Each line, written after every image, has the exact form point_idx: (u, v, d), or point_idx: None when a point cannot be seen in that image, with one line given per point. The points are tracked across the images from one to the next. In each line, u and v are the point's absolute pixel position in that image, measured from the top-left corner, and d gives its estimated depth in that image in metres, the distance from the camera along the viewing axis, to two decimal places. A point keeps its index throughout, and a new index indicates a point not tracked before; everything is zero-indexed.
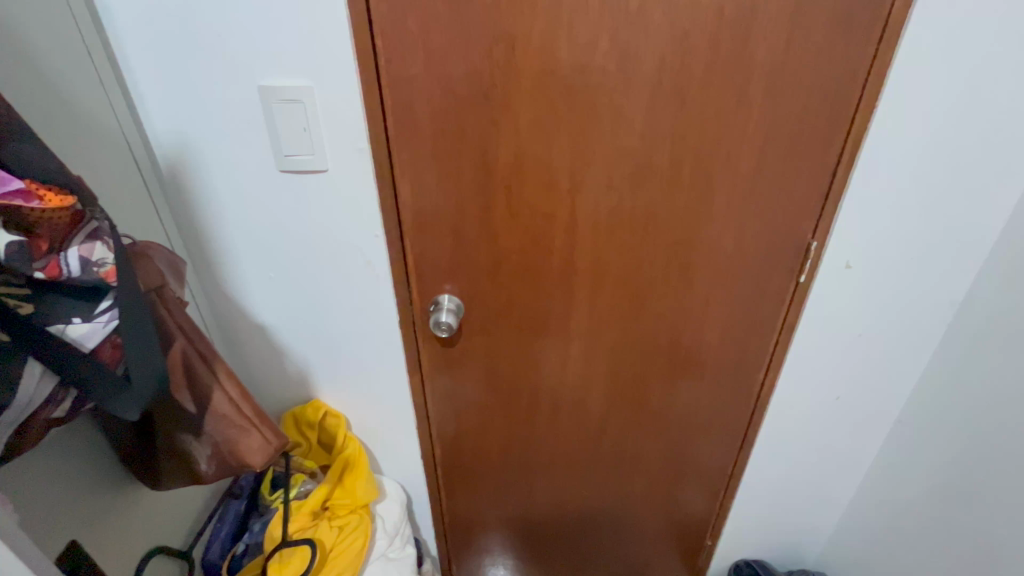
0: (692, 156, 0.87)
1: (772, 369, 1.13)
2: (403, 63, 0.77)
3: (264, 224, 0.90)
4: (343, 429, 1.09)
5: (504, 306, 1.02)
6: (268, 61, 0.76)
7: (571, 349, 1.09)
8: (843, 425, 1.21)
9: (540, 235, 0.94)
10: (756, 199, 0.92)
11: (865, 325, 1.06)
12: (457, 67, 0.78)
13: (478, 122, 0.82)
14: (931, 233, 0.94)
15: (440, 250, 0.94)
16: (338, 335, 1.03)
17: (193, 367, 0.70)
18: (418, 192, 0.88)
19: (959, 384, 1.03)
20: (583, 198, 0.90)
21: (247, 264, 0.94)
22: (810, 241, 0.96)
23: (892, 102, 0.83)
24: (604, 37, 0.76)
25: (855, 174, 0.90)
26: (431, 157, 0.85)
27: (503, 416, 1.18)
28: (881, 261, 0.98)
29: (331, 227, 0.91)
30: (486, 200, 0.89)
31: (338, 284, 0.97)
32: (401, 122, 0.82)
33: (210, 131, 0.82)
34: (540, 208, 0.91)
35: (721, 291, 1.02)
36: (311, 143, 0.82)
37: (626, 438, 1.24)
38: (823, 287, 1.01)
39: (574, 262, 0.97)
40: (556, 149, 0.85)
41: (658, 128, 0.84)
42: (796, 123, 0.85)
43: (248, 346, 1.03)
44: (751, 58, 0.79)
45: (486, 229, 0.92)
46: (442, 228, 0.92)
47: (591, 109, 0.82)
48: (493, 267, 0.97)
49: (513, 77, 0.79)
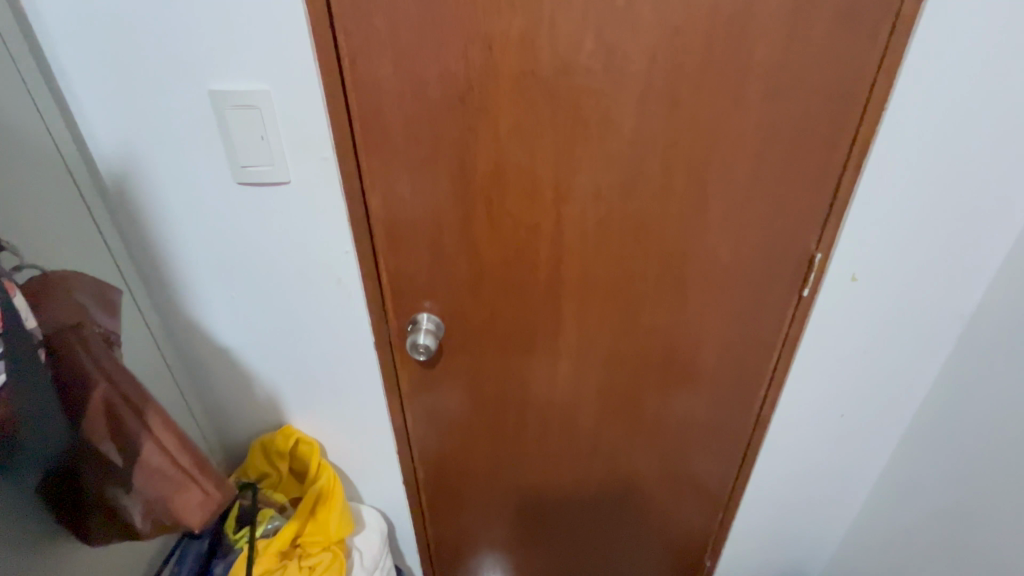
0: (686, 165, 0.80)
1: (774, 387, 1.06)
2: (370, 65, 0.70)
3: (223, 241, 0.83)
4: (317, 457, 1.02)
5: (485, 324, 0.94)
6: (220, 64, 0.69)
7: (560, 367, 1.01)
8: (847, 442, 1.15)
9: (523, 247, 0.85)
10: (757, 207, 0.84)
11: (870, 340, 0.99)
12: (429, 69, 0.71)
13: (454, 129, 0.75)
14: (941, 243, 0.88)
15: (417, 266, 0.87)
16: (309, 357, 0.95)
17: (120, 416, 0.64)
18: (391, 205, 0.81)
19: (967, 403, 0.97)
20: (570, 211, 0.83)
21: (207, 283, 0.87)
22: (814, 252, 0.89)
23: (902, 104, 0.77)
24: (589, 36, 0.69)
25: (863, 181, 0.83)
26: (404, 167, 0.78)
27: (490, 437, 1.10)
28: (887, 272, 0.91)
29: (296, 244, 0.83)
30: (464, 214, 0.82)
31: (307, 305, 0.90)
32: (370, 129, 0.75)
33: (160, 141, 0.75)
34: (522, 222, 0.83)
35: (719, 302, 0.93)
36: (271, 152, 0.75)
37: (619, 459, 1.17)
38: (827, 300, 0.94)
39: (564, 280, 0.90)
40: (539, 157, 0.77)
41: (651, 133, 0.77)
42: (799, 127, 0.78)
43: (210, 370, 0.95)
44: (750, 58, 0.72)
45: (466, 244, 0.85)
46: (418, 243, 0.85)
47: (577, 112, 0.74)
48: (473, 282, 0.89)
49: (490, 79, 0.72)
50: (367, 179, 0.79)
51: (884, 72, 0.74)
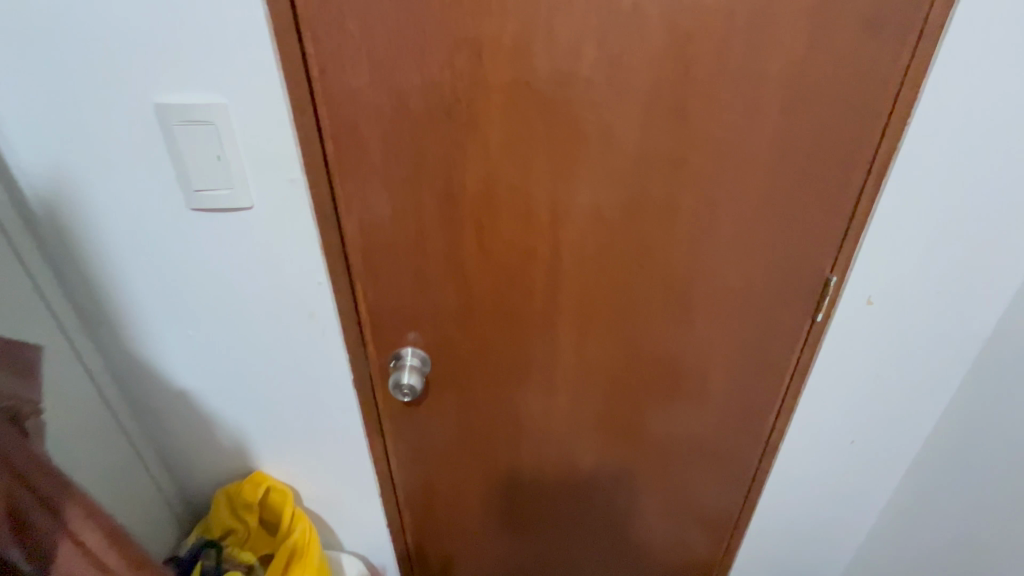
0: (693, 186, 0.73)
1: (784, 414, 0.99)
2: (341, 75, 0.62)
3: (177, 273, 0.73)
4: (291, 506, 0.92)
5: (478, 357, 0.86)
6: (166, 74, 0.60)
7: (557, 398, 0.94)
8: (855, 472, 1.08)
9: (517, 276, 0.77)
10: (768, 230, 0.78)
11: (884, 364, 0.93)
12: (409, 80, 0.62)
13: (439, 147, 0.66)
14: (961, 262, 0.82)
15: (399, 297, 0.78)
16: (279, 397, 0.86)
17: (28, 515, 0.52)
18: (369, 231, 0.72)
19: (982, 433, 0.91)
20: (568, 234, 0.75)
21: (158, 319, 0.77)
22: (829, 275, 0.83)
23: (926, 119, 0.71)
24: (590, 42, 0.62)
25: (881, 200, 0.77)
26: (383, 189, 0.69)
27: (482, 473, 1.02)
28: (904, 293, 0.86)
29: (261, 276, 0.74)
30: (451, 240, 0.73)
31: (274, 342, 0.80)
32: (343, 147, 0.66)
33: (99, 162, 0.65)
34: (516, 249, 0.75)
35: (726, 332, 0.88)
36: (229, 175, 0.66)
37: (620, 492, 1.09)
38: (841, 324, 0.89)
39: (560, 309, 0.82)
40: (535, 177, 0.69)
41: (657, 150, 0.69)
42: (816, 143, 0.72)
43: (168, 412, 0.85)
44: (765, 68, 0.66)
45: (453, 274, 0.76)
46: (399, 273, 0.76)
47: (576, 127, 0.67)
48: (462, 313, 0.80)
49: (479, 92, 0.63)
50: (342, 202, 0.70)
51: (907, 84, 0.68)
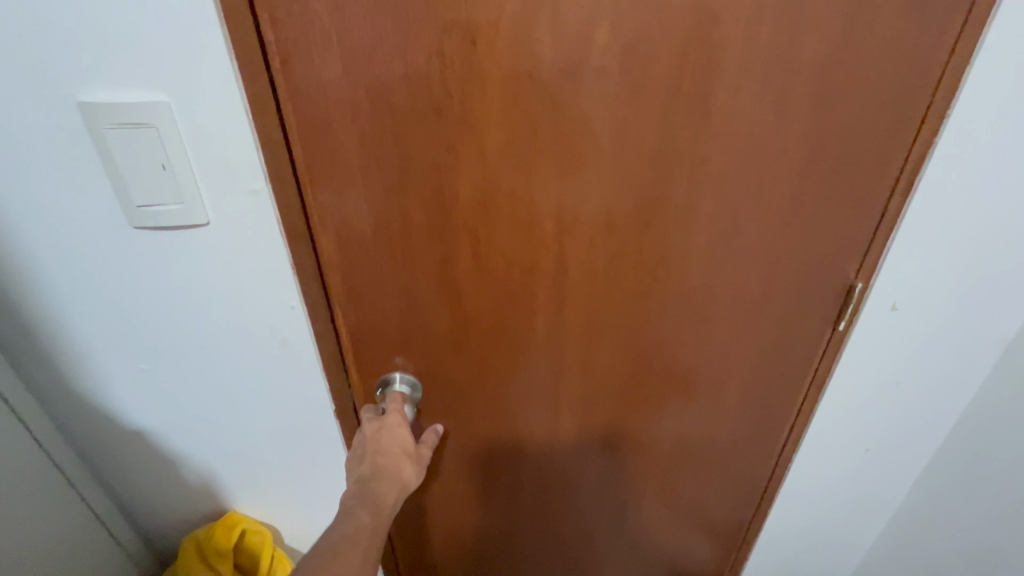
0: (711, 187, 0.65)
1: (799, 426, 0.89)
2: (308, 67, 0.51)
3: (123, 299, 0.63)
4: (269, 549, 0.83)
5: (474, 382, 0.77)
6: (91, 66, 0.49)
7: (562, 423, 0.84)
8: (865, 494, 0.98)
9: (517, 292, 0.69)
10: (790, 236, 0.70)
11: (901, 372, 0.83)
12: (390, 72, 0.52)
13: (425, 150, 0.57)
14: (988, 261, 0.72)
15: (383, 319, 0.69)
16: (250, 432, 0.76)
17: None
18: (347, 248, 0.62)
19: (985, 463, 0.82)
20: (574, 244, 0.66)
21: (104, 351, 0.67)
22: (853, 281, 0.75)
23: (968, 111, 0.63)
24: (602, 26, 0.53)
25: (914, 201, 0.69)
26: (360, 199, 0.59)
27: (478, 499, 0.93)
28: (930, 294, 0.76)
29: (223, 300, 0.64)
30: (442, 254, 0.64)
31: (242, 372, 0.70)
32: (314, 152, 0.56)
33: (14, 172, 0.54)
34: (515, 262, 0.66)
35: (744, 343, 0.79)
36: (179, 187, 0.55)
37: (625, 519, 1.00)
38: (864, 333, 0.80)
39: (566, 328, 0.73)
40: (537, 183, 0.61)
41: (673, 148, 0.61)
42: (848, 139, 0.64)
43: (124, 449, 0.76)
44: (798, 55, 0.57)
45: (445, 291, 0.67)
46: (383, 293, 0.66)
47: (584, 124, 0.58)
48: (457, 335, 0.71)
49: (473, 85, 0.54)
50: (314, 215, 0.60)
51: (952, 72, 0.61)
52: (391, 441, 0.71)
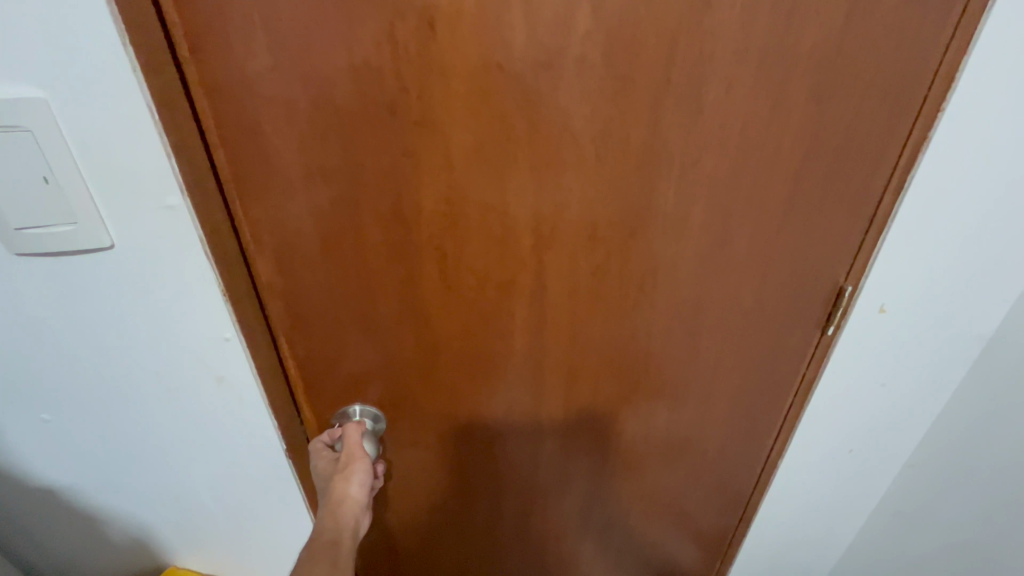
0: (700, 188, 0.58)
1: (786, 430, 0.85)
2: (226, 57, 0.41)
3: (12, 340, 0.50)
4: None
5: (446, 410, 0.69)
6: None
7: (544, 446, 0.77)
8: (849, 494, 0.95)
9: (490, 311, 0.61)
10: (783, 241, 0.65)
11: (888, 375, 0.79)
12: (330, 64, 0.43)
13: (378, 155, 0.48)
14: (975, 262, 0.68)
15: (338, 349, 0.60)
16: (189, 480, 0.65)
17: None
18: (290, 271, 0.53)
19: (969, 464, 0.79)
20: (553, 257, 0.59)
21: (3, 399, 0.54)
22: (843, 285, 0.70)
23: (965, 101, 0.56)
24: (582, 10, 0.45)
25: (905, 202, 0.63)
26: (299, 214, 0.50)
27: (453, 528, 0.86)
28: (920, 297, 0.71)
29: (140, 338, 0.52)
30: (404, 274, 0.56)
31: (175, 418, 0.59)
32: (241, 161, 0.46)
33: None
34: (487, 279, 0.58)
35: (733, 354, 0.74)
36: (70, 203, 0.43)
37: (609, 537, 0.94)
38: (852, 338, 0.75)
39: (546, 346, 0.66)
40: (511, 190, 0.53)
41: (661, 151, 0.55)
42: (849, 138, 0.58)
43: (38, 508, 0.63)
44: (796, 45, 0.51)
45: (406, 313, 0.59)
46: (334, 320, 0.57)
47: (563, 123, 0.50)
48: (424, 362, 0.63)
49: (432, 79, 0.45)
50: (247, 235, 0.51)
51: (951, 64, 0.54)
52: (324, 472, 0.61)
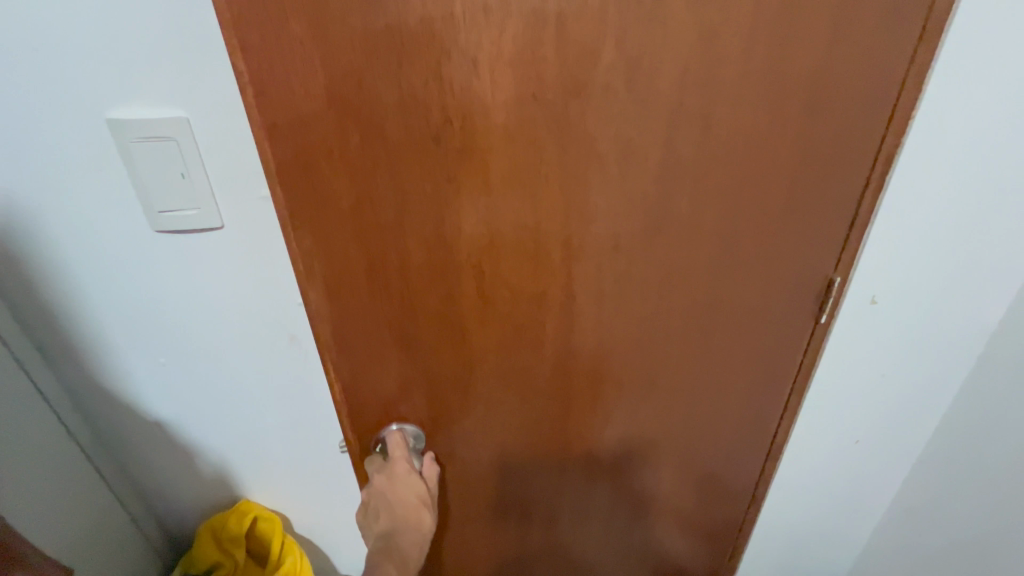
0: (712, 196, 0.63)
1: (784, 428, 0.90)
2: (287, 100, 0.44)
3: (138, 300, 0.63)
4: (278, 536, 0.84)
5: (481, 422, 0.71)
6: (116, 89, 0.51)
7: (573, 450, 0.80)
8: (856, 481, 1.00)
9: (524, 322, 0.64)
10: (784, 242, 0.70)
11: (887, 366, 0.85)
12: (381, 102, 0.46)
13: (423, 183, 0.51)
14: (958, 259, 0.75)
15: (382, 369, 0.62)
16: (260, 434, 0.76)
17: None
18: (337, 297, 0.55)
19: (981, 448, 0.83)
20: (582, 268, 0.63)
21: (124, 349, 0.67)
22: (833, 276, 0.75)
23: (937, 106, 0.64)
24: (608, 44, 0.50)
25: (884, 200, 0.70)
26: (349, 244, 0.52)
27: (485, 540, 0.88)
28: (908, 290, 0.78)
29: (230, 304, 0.64)
30: (445, 292, 0.58)
31: (252, 375, 0.70)
32: (295, 194, 0.49)
33: (44, 188, 0.55)
34: (522, 291, 0.62)
35: (741, 351, 0.79)
36: (195, 194, 0.56)
37: (634, 537, 0.97)
38: (846, 327, 0.81)
39: (576, 354, 0.70)
40: (544, 208, 0.57)
41: (677, 167, 0.60)
42: (835, 145, 0.64)
43: (143, 450, 0.77)
44: (789, 70, 0.57)
45: (447, 331, 0.61)
46: (378, 340, 0.59)
47: (591, 145, 0.55)
48: (463, 376, 0.65)
49: (475, 110, 0.49)
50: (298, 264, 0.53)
51: (920, 77, 0.61)
52: (404, 486, 0.66)
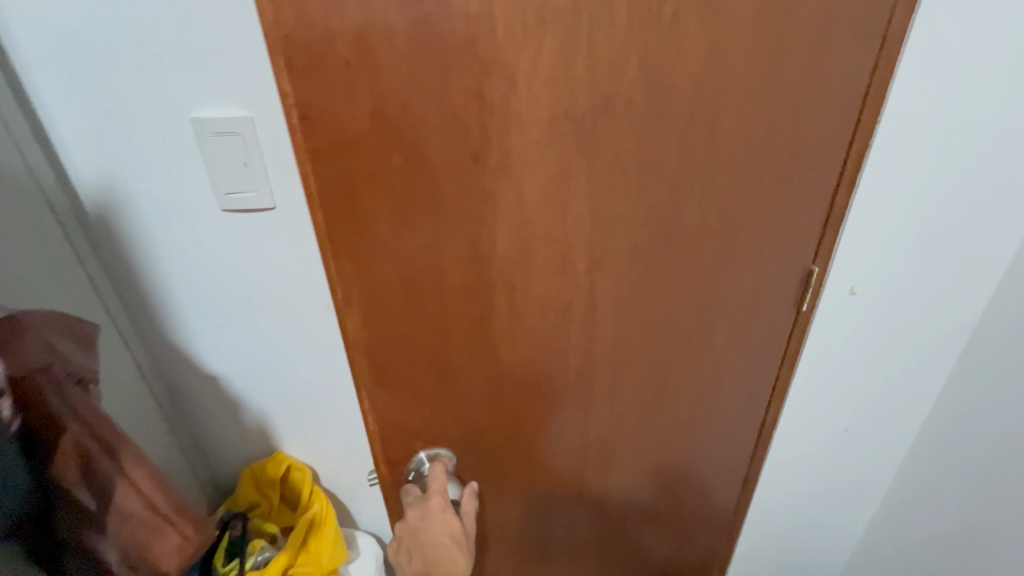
0: (718, 206, 0.63)
1: (768, 425, 0.87)
2: (337, 122, 0.45)
3: (207, 268, 0.68)
4: (310, 483, 0.84)
5: (508, 439, 0.70)
6: (195, 82, 0.56)
7: (591, 463, 0.79)
8: (843, 490, 0.97)
9: (550, 335, 0.64)
10: (771, 243, 0.68)
11: (872, 356, 0.81)
12: (422, 119, 0.46)
13: (458, 201, 0.50)
14: (942, 251, 0.71)
15: (415, 391, 0.61)
16: (307, 408, 0.80)
17: (93, 460, 0.52)
18: (373, 318, 0.55)
19: (952, 452, 0.83)
20: (603, 277, 0.63)
21: (193, 319, 0.72)
22: (811, 267, 0.72)
23: (904, 104, 0.62)
24: (633, 60, 0.51)
25: (858, 192, 0.68)
26: (385, 262, 0.52)
27: (508, 554, 0.86)
28: (892, 282, 0.74)
29: (280, 277, 0.68)
30: (478, 310, 0.58)
31: (300, 356, 0.74)
32: (339, 218, 0.49)
33: (139, 165, 0.61)
34: (550, 304, 0.62)
35: (733, 359, 0.76)
36: (255, 177, 0.60)
37: (635, 551, 0.95)
38: (826, 320, 0.77)
39: (594, 363, 0.69)
40: (571, 220, 0.57)
41: (684, 175, 0.60)
42: (817, 145, 0.62)
43: (206, 420, 0.81)
44: (779, 78, 0.56)
45: (478, 348, 0.60)
46: (412, 361, 0.59)
47: (616, 157, 0.56)
48: (491, 394, 0.65)
49: (511, 127, 0.49)
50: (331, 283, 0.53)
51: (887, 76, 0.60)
52: (438, 525, 0.65)
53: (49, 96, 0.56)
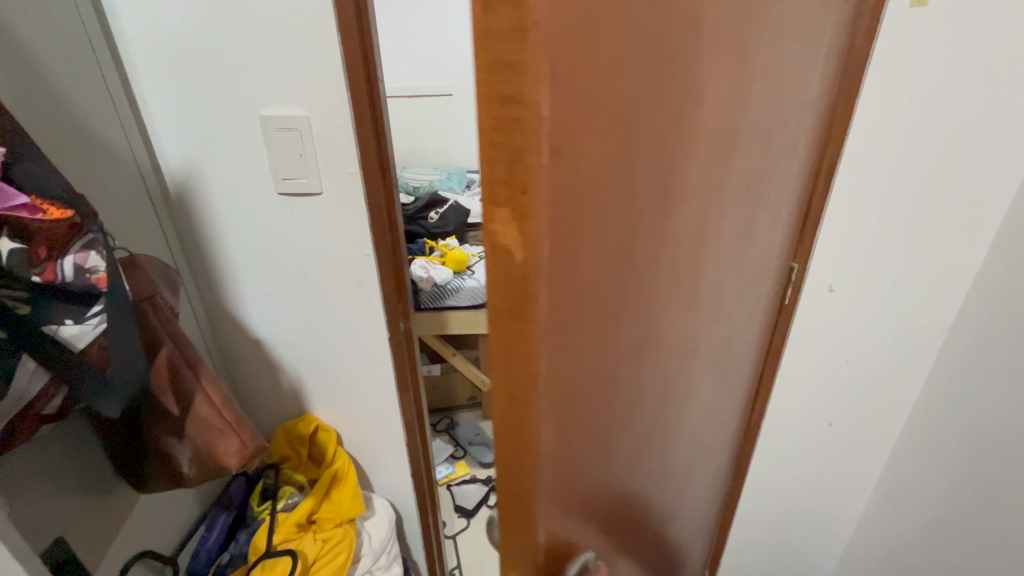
0: (774, 214, 0.61)
1: (757, 408, 0.93)
2: (570, 133, 0.28)
3: (262, 242, 0.74)
4: (334, 444, 0.87)
5: (630, 516, 0.57)
6: (264, 83, 0.64)
7: (669, 509, 0.70)
8: (828, 477, 1.02)
9: (674, 385, 0.54)
10: (781, 239, 0.70)
11: (853, 350, 0.87)
12: (630, 129, 0.33)
13: (643, 241, 0.38)
14: (912, 255, 0.78)
15: (582, 507, 0.44)
16: (341, 380, 0.86)
17: (179, 373, 0.56)
18: (564, 430, 0.37)
19: (937, 444, 0.86)
20: (714, 305, 0.55)
21: (245, 291, 0.78)
22: (792, 265, 0.79)
23: (868, 125, 0.70)
24: (770, 57, 0.43)
25: (832, 196, 0.75)
26: (584, 355, 0.37)
27: None
28: (868, 282, 0.81)
29: (323, 252, 0.75)
30: (636, 374, 0.45)
31: (341, 331, 0.81)
32: (552, 293, 0.31)
33: (217, 152, 0.69)
34: (681, 348, 0.52)
35: (747, 358, 0.78)
36: (307, 166, 0.68)
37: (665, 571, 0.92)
38: (807, 316, 0.84)
39: (691, 400, 0.61)
40: (708, 245, 0.48)
41: (770, 184, 0.55)
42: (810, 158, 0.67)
43: (249, 394, 0.87)
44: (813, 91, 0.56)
45: (630, 423, 0.47)
46: (586, 467, 0.43)
47: (744, 167, 0.48)
48: (627, 472, 0.52)
49: (690, 141, 0.39)
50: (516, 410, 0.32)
51: (850, 98, 0.68)
52: None
53: (147, 84, 0.65)
